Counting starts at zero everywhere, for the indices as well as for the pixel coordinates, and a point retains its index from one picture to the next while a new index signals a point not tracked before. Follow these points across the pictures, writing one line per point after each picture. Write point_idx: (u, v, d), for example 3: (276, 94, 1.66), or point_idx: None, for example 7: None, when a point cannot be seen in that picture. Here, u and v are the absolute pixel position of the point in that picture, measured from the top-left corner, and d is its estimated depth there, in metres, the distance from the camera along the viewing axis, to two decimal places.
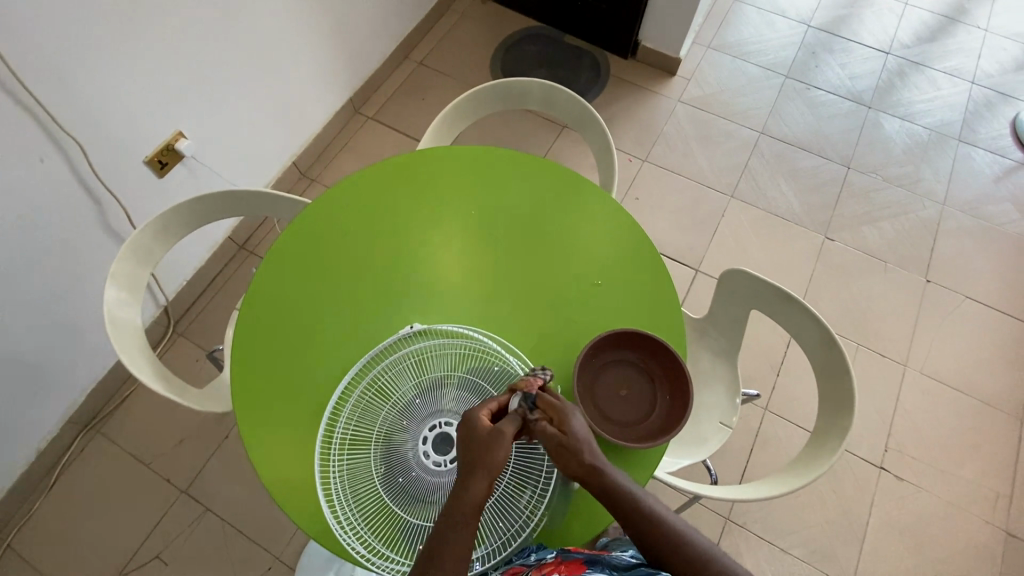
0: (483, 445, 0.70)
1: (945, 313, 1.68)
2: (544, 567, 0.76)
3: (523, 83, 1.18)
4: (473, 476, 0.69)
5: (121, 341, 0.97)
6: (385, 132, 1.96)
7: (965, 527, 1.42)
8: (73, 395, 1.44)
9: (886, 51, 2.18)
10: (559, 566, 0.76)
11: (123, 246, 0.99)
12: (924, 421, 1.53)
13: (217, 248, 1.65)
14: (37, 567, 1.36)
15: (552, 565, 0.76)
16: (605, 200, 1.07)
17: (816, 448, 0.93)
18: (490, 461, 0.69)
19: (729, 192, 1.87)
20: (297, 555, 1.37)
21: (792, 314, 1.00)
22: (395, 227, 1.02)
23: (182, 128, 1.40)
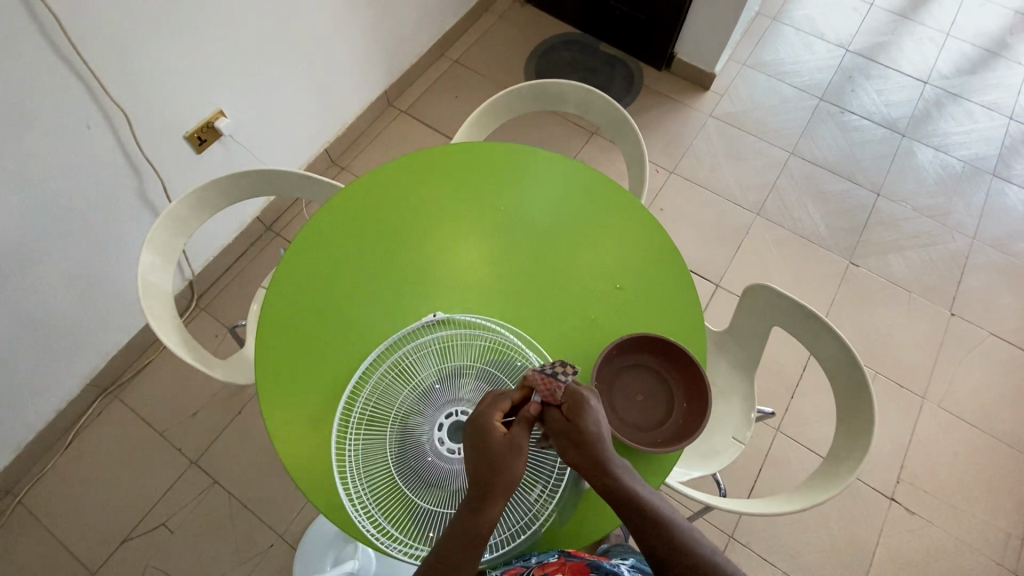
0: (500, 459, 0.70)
1: (967, 348, 1.65)
2: (546, 567, 0.79)
3: (560, 86, 1.19)
4: (490, 497, 0.69)
5: (152, 306, 0.99)
6: (416, 125, 1.98)
7: (974, 566, 1.38)
8: (95, 359, 1.47)
9: (924, 80, 2.16)
10: (563, 566, 0.79)
11: (160, 216, 1.02)
12: (939, 456, 1.50)
13: (244, 227, 1.68)
14: (47, 524, 1.39)
15: (556, 565, 0.79)
16: (634, 206, 1.07)
17: (831, 469, 0.92)
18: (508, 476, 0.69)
19: (755, 209, 1.86)
20: (300, 534, 1.38)
21: (816, 333, 0.99)
22: (424, 217, 1.04)
23: (222, 107, 1.44)
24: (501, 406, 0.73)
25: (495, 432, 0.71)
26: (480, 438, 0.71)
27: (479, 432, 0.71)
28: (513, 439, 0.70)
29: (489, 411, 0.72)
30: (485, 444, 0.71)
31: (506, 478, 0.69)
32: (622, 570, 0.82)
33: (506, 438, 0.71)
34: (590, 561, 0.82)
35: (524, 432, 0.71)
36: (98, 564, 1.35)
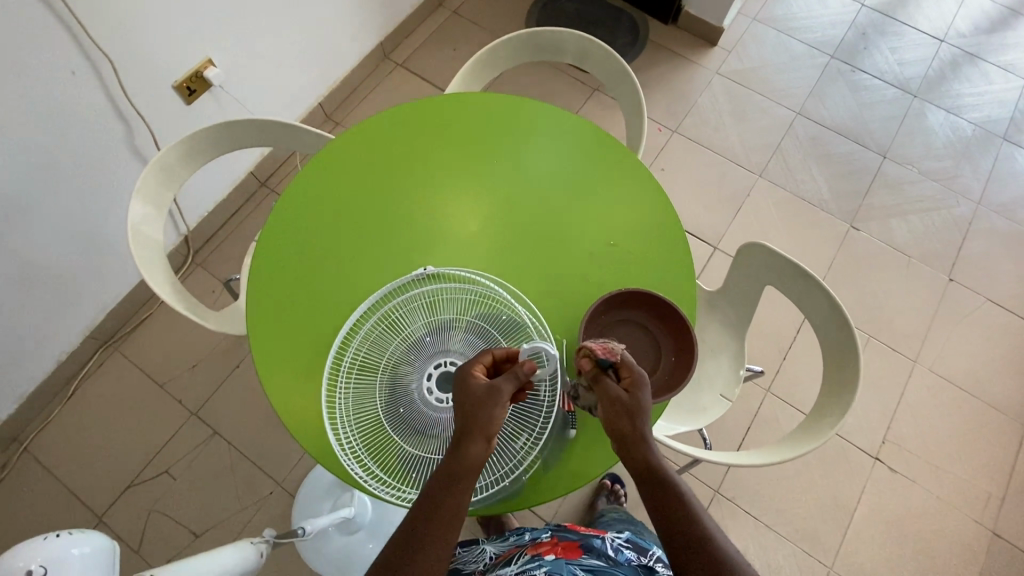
0: (476, 402, 0.70)
1: (963, 314, 1.65)
2: (539, 548, 0.86)
3: (556, 34, 1.14)
4: (470, 436, 0.70)
5: (144, 257, 0.99)
6: (413, 80, 1.93)
7: (952, 523, 1.43)
8: (94, 311, 1.48)
9: (940, 38, 2.07)
10: (555, 546, 0.86)
11: (148, 164, 1.00)
12: (927, 419, 1.52)
13: (239, 182, 1.66)
14: (55, 470, 1.43)
15: (548, 547, 0.85)
16: (629, 162, 1.05)
17: (813, 423, 0.94)
18: (484, 422, 0.70)
19: (758, 171, 1.82)
20: (298, 483, 1.43)
21: (808, 292, 0.98)
22: (416, 170, 1.02)
23: (211, 56, 1.38)
24: (481, 358, 0.74)
25: (475, 378, 0.72)
26: (463, 385, 0.72)
27: (463, 380, 0.73)
28: (493, 384, 0.71)
29: (471, 364, 0.74)
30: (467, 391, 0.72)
31: (481, 422, 0.70)
32: (613, 548, 0.87)
33: (487, 384, 0.71)
34: (585, 540, 0.88)
35: (508, 381, 0.71)
36: (104, 508, 1.40)
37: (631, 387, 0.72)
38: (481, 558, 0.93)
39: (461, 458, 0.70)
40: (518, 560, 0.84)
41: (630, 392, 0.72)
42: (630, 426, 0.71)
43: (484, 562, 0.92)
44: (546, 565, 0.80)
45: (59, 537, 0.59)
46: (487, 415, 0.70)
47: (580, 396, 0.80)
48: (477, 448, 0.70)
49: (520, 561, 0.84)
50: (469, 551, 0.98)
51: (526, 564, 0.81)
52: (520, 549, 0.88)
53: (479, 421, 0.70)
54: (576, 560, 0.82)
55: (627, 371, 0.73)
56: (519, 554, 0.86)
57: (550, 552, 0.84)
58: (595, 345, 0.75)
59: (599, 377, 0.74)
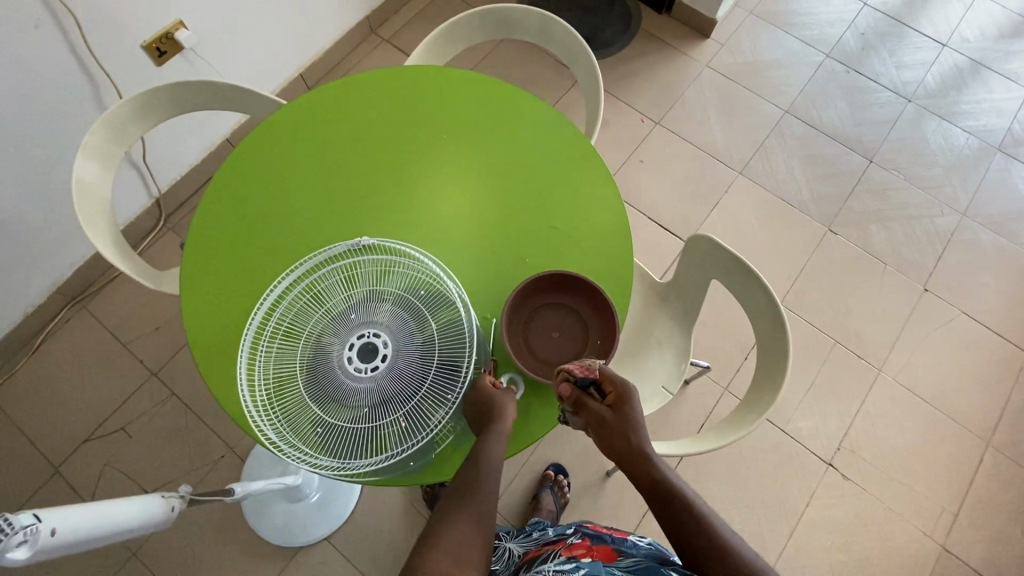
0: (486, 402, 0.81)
1: (933, 326, 1.61)
2: (573, 549, 0.84)
3: (518, 10, 1.12)
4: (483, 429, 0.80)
5: (88, 212, 1.00)
6: (397, 56, 1.91)
7: (900, 534, 1.41)
8: (60, 268, 1.50)
9: (942, 43, 2.02)
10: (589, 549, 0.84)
11: (96, 120, 1.00)
12: (885, 428, 1.50)
13: (213, 148, 1.66)
14: (15, 420, 1.46)
15: (583, 548, 0.83)
16: (580, 145, 1.04)
17: (741, 414, 0.93)
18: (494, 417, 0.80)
19: (739, 168, 1.79)
20: (250, 448, 1.44)
21: (749, 286, 0.97)
22: (366, 141, 1.01)
23: (182, 17, 1.37)
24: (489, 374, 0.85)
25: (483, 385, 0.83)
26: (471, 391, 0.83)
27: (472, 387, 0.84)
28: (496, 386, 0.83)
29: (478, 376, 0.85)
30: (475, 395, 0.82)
31: (492, 415, 0.80)
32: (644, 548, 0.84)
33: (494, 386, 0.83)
34: (618, 545, 0.85)
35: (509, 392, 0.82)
36: (61, 460, 1.43)
37: (618, 403, 0.74)
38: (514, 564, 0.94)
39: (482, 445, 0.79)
40: (553, 561, 0.83)
41: (618, 407, 0.74)
42: (624, 441, 0.74)
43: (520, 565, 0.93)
44: (583, 563, 0.77)
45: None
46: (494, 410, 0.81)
47: (570, 421, 0.80)
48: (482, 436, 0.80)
49: (554, 562, 0.83)
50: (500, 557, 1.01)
51: (562, 563, 0.79)
52: (553, 551, 0.87)
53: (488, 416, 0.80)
54: (614, 563, 0.76)
55: (612, 386, 0.76)
56: (552, 555, 0.85)
57: (585, 554, 0.81)
58: (572, 366, 0.77)
59: (583, 396, 0.76)
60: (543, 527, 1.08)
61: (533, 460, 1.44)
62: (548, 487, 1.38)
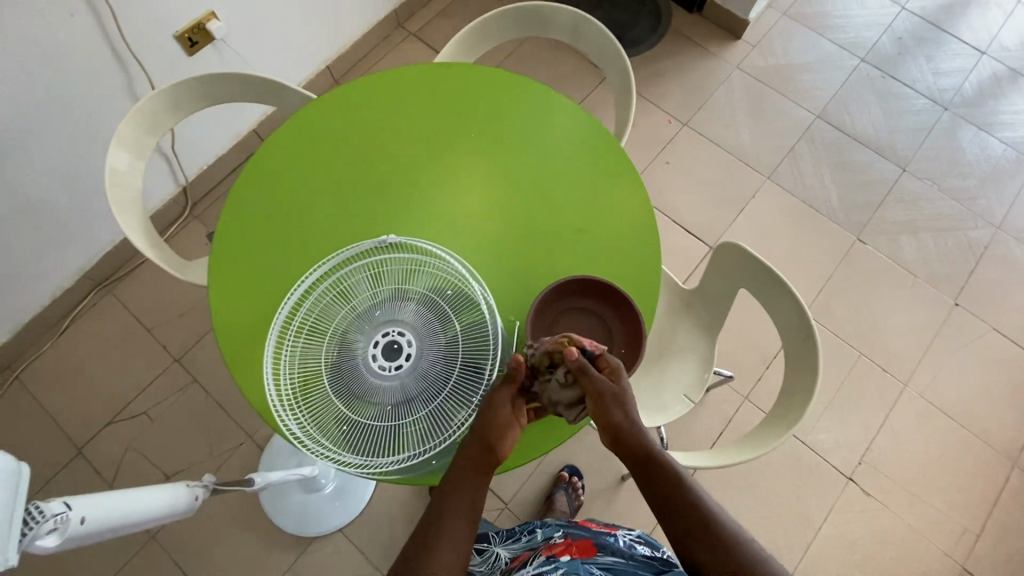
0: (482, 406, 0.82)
1: (962, 342, 1.57)
2: (553, 548, 0.91)
3: (551, 9, 1.10)
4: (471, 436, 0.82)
5: (119, 200, 1.01)
6: (423, 50, 1.91)
7: (920, 552, 1.39)
8: (88, 253, 1.52)
9: (981, 50, 1.95)
10: (568, 546, 0.92)
11: (130, 110, 1.01)
12: (908, 445, 1.47)
13: (240, 138, 1.68)
14: (42, 400, 1.50)
15: (563, 548, 0.90)
16: (609, 147, 1.02)
17: (767, 428, 0.91)
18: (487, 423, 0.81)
19: (767, 172, 1.76)
20: (268, 438, 1.46)
21: (778, 298, 0.95)
22: (394, 139, 1.01)
23: (213, 9, 1.38)
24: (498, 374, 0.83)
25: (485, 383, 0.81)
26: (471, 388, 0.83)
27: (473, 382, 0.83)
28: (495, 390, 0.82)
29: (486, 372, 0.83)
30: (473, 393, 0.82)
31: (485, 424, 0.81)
32: (624, 543, 0.92)
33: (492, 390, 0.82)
34: (597, 539, 0.93)
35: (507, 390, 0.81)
36: (84, 441, 1.46)
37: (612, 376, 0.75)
38: (495, 561, 1.01)
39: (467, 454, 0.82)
40: (533, 562, 0.89)
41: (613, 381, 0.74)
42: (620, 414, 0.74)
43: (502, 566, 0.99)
44: (562, 566, 0.86)
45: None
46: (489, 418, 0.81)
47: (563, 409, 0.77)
48: (473, 452, 0.82)
49: (535, 563, 0.89)
50: (482, 551, 1.04)
51: (542, 566, 0.87)
52: (534, 551, 0.93)
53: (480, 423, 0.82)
54: (593, 559, 0.88)
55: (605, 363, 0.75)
56: (534, 555, 0.92)
57: (563, 553, 0.89)
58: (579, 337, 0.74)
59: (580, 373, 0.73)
60: (532, 527, 1.06)
61: (548, 462, 1.44)
62: (563, 488, 1.38)
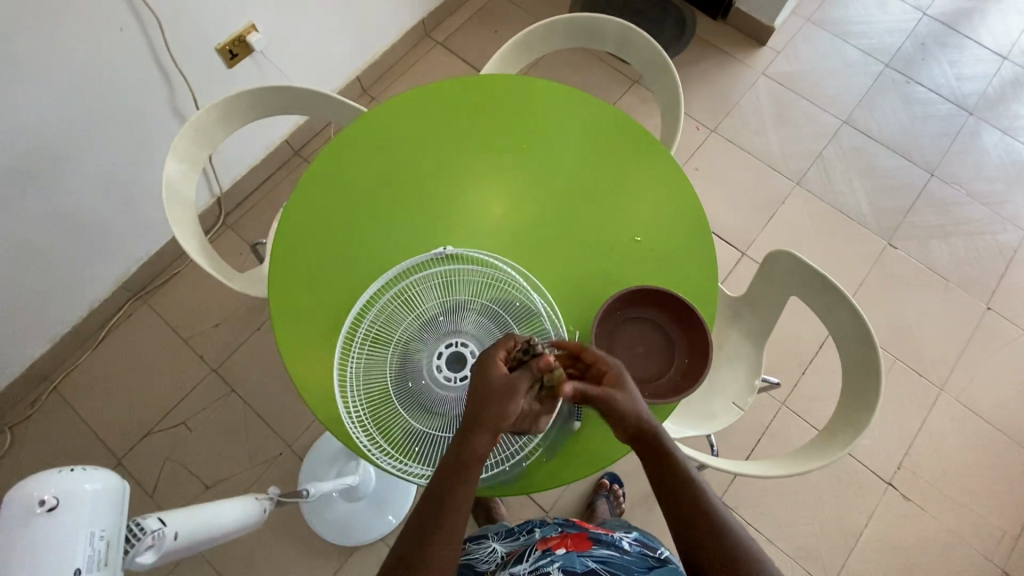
0: (496, 394, 0.67)
1: (997, 346, 1.58)
2: (549, 543, 0.86)
3: (598, 21, 1.12)
4: (479, 428, 0.67)
5: (175, 213, 1.02)
6: (450, 59, 1.92)
7: (962, 557, 1.38)
8: (126, 264, 1.53)
9: (1003, 55, 1.96)
10: (565, 541, 0.87)
11: (186, 124, 1.02)
12: (946, 449, 1.47)
13: (273, 148, 1.69)
14: (80, 411, 1.50)
15: (559, 542, 0.85)
16: (660, 157, 1.03)
17: (827, 437, 0.92)
18: (500, 413, 0.67)
19: (796, 178, 1.77)
20: (307, 447, 1.47)
21: (834, 306, 0.96)
22: (446, 149, 1.02)
23: (253, 21, 1.39)
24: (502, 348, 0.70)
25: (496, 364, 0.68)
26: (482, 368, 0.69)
27: (484, 362, 0.69)
28: (512, 378, 0.67)
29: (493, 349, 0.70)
30: (484, 377, 0.68)
31: (497, 414, 0.67)
32: (623, 543, 0.88)
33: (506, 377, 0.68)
34: (594, 536, 0.89)
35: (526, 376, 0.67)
36: (124, 451, 1.47)
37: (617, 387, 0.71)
38: (490, 555, 0.96)
39: (473, 451, 0.67)
40: (529, 557, 0.84)
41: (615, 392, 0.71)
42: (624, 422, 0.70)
43: (496, 562, 0.94)
44: (558, 559, 0.80)
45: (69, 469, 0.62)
46: (503, 407, 0.67)
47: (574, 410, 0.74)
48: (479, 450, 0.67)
49: (531, 558, 0.83)
50: (478, 547, 1.00)
51: (538, 561, 0.81)
52: (529, 546, 0.88)
53: (491, 412, 0.67)
54: (588, 552, 0.83)
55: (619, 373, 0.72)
56: (529, 551, 0.86)
57: (559, 547, 0.84)
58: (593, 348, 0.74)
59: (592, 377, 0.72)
60: (533, 528, 0.98)
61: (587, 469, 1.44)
62: (604, 495, 1.39)
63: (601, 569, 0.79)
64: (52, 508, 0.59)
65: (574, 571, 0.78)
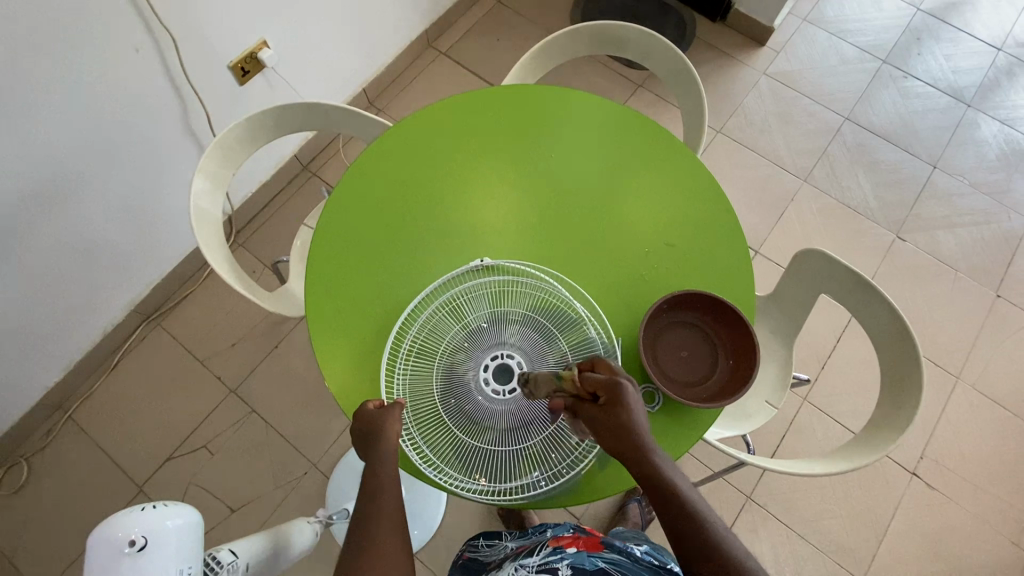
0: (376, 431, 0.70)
1: (1008, 332, 1.61)
2: (561, 541, 0.84)
3: (620, 29, 1.13)
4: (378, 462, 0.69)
5: (203, 233, 1.00)
6: (455, 68, 1.92)
7: (989, 543, 1.40)
8: (139, 287, 1.50)
9: (996, 47, 2.00)
10: (576, 540, 0.84)
11: (211, 143, 1.01)
12: (967, 437, 1.50)
13: (283, 164, 1.67)
14: (96, 439, 1.47)
15: (570, 540, 0.83)
16: (689, 161, 1.03)
17: (870, 436, 0.94)
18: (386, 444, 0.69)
19: (803, 175, 1.79)
20: (332, 465, 1.45)
21: (868, 303, 0.98)
22: (474, 159, 1.02)
23: (265, 37, 1.39)
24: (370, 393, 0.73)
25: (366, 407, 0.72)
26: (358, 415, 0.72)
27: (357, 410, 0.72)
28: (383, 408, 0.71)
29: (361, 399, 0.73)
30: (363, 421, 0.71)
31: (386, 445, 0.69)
32: (636, 551, 0.85)
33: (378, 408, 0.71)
34: (604, 540, 0.86)
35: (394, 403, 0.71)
36: (144, 478, 1.44)
37: (609, 406, 0.69)
38: (498, 551, 0.94)
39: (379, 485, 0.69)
40: (540, 551, 0.82)
41: (609, 410, 0.69)
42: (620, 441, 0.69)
43: (504, 553, 0.91)
44: (568, 557, 0.78)
45: (153, 509, 0.71)
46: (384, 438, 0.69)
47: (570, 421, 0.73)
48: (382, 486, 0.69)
49: (541, 553, 0.81)
50: (488, 546, 0.97)
51: (548, 556, 0.79)
52: (541, 542, 0.86)
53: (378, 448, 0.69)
54: (598, 552, 0.80)
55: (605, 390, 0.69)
56: (540, 546, 0.84)
57: (570, 545, 0.82)
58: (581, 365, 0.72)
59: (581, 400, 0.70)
60: (544, 528, 0.96)
61: None
62: (637, 499, 1.39)
63: (612, 569, 0.76)
64: (140, 548, 0.67)
65: (584, 569, 0.76)
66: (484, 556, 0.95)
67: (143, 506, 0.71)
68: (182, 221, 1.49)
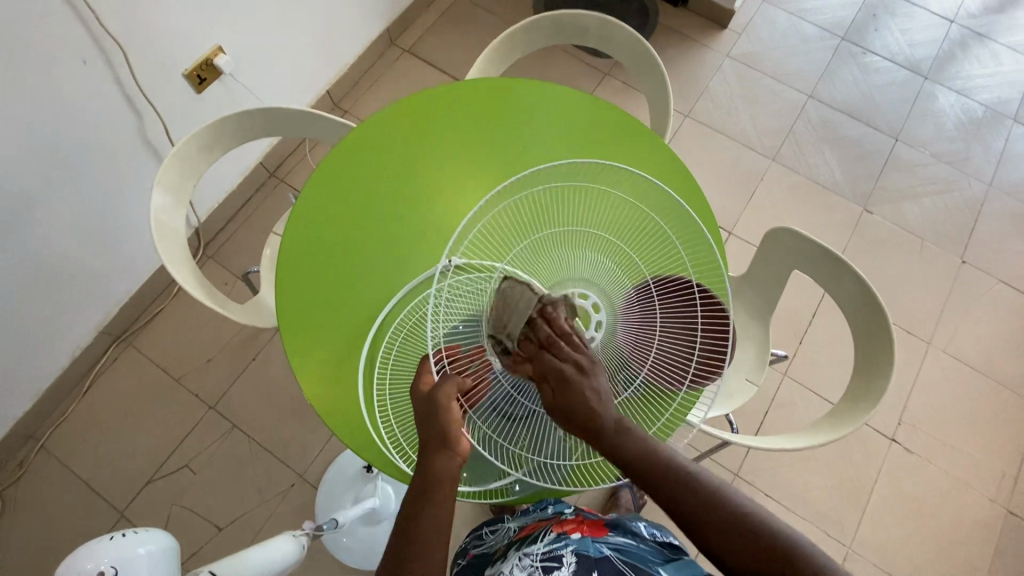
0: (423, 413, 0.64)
1: (975, 297, 1.65)
2: (564, 526, 0.82)
3: (579, 18, 1.13)
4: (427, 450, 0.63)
5: (167, 247, 0.97)
6: (419, 65, 1.90)
7: (967, 501, 1.45)
8: (107, 307, 1.46)
9: (950, 18, 2.05)
10: (580, 523, 0.84)
11: (169, 154, 0.98)
12: (941, 400, 1.54)
13: (249, 172, 1.64)
14: (72, 466, 1.42)
15: (574, 525, 0.82)
16: (655, 148, 1.04)
17: (848, 406, 0.95)
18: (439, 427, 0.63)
19: (771, 155, 1.81)
20: (321, 474, 1.43)
21: (838, 277, 0.99)
22: (443, 156, 1.00)
23: (219, 43, 1.34)
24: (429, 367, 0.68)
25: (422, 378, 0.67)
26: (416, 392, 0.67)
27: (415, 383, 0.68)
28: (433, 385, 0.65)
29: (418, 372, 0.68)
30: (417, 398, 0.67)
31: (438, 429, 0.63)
32: (640, 528, 0.87)
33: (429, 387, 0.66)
34: (608, 522, 0.87)
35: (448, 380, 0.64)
36: (126, 503, 1.40)
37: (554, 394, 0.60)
38: (503, 535, 0.95)
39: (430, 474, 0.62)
40: (543, 538, 0.80)
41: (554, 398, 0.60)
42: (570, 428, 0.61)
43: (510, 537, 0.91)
44: (573, 544, 0.77)
45: (124, 537, 0.69)
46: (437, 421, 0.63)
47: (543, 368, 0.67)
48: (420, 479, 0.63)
49: (544, 540, 0.80)
50: (493, 532, 0.98)
51: (552, 543, 0.77)
52: (546, 526, 0.85)
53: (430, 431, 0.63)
54: (602, 538, 0.80)
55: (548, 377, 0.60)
56: (544, 532, 0.82)
57: (574, 531, 0.81)
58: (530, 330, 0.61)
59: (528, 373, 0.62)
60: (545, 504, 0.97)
61: None
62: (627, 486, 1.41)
63: (616, 555, 0.77)
64: None
65: (589, 555, 0.75)
66: (490, 545, 0.94)
67: (114, 534, 0.70)
68: (146, 237, 1.44)
